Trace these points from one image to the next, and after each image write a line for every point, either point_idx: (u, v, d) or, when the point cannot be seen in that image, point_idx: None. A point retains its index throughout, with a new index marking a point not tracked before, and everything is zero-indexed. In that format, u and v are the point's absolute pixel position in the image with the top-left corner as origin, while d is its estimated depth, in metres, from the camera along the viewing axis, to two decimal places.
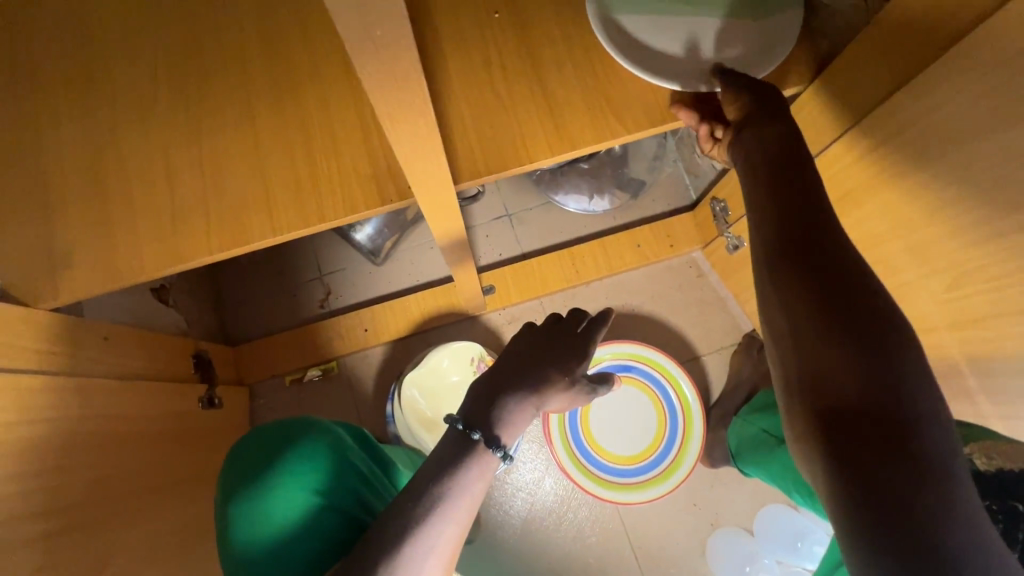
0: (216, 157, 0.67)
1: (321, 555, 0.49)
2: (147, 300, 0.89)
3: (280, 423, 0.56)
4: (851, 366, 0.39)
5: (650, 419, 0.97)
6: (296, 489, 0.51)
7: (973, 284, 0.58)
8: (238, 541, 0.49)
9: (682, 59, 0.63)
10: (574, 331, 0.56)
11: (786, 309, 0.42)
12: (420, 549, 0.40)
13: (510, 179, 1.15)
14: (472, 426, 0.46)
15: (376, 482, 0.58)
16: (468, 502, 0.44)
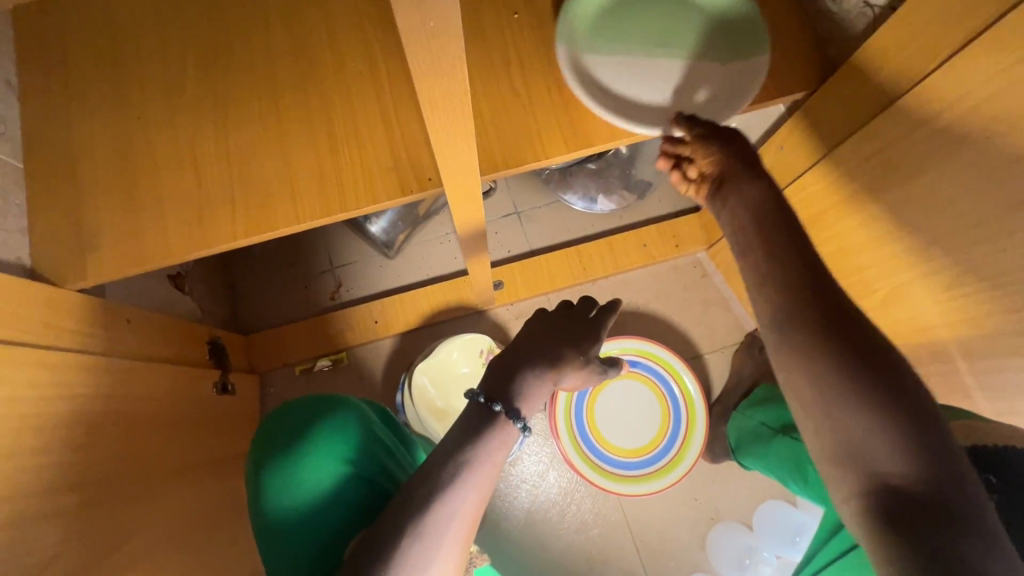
0: (243, 146, 0.69)
1: (349, 517, 0.55)
2: (166, 287, 0.91)
3: (311, 400, 0.62)
4: (886, 434, 0.41)
5: (654, 414, 0.98)
6: (327, 458, 0.57)
7: (972, 283, 0.60)
8: (276, 503, 0.55)
9: (644, 105, 0.68)
10: (585, 317, 0.61)
11: (810, 378, 0.44)
12: (444, 510, 0.46)
13: (521, 177, 1.17)
14: (493, 398, 0.52)
15: (396, 453, 0.64)
16: (490, 471, 0.49)
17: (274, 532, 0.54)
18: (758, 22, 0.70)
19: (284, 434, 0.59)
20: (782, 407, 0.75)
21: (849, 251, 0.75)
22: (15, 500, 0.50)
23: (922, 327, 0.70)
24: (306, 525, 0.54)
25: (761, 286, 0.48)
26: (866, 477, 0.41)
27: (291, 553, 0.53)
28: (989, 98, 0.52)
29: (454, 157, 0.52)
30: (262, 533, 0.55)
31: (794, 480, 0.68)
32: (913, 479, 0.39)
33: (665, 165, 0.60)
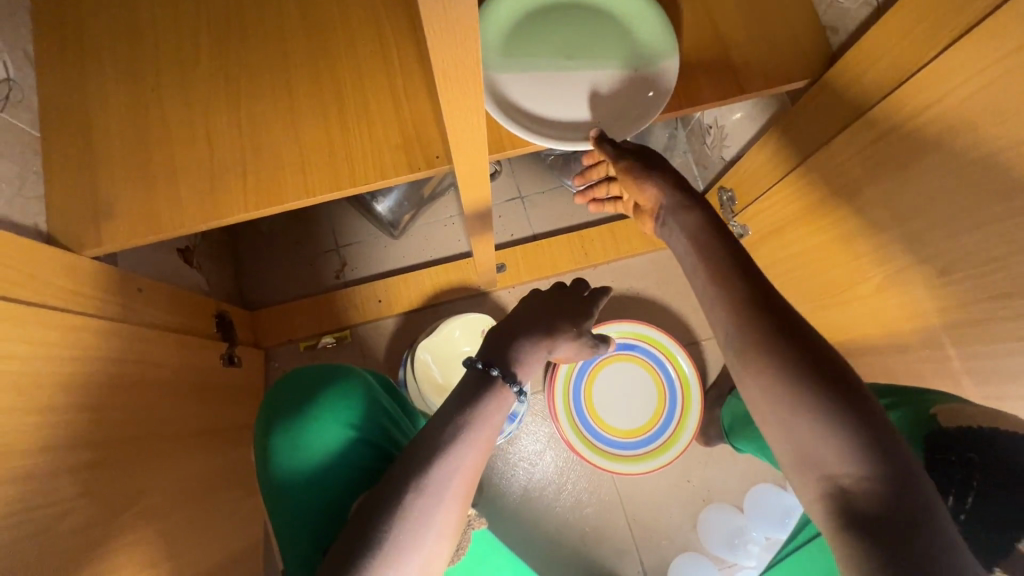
0: (254, 120, 0.71)
1: (358, 479, 0.57)
2: (175, 259, 0.93)
3: (318, 368, 0.64)
4: (837, 438, 0.42)
5: (652, 397, 1.00)
6: (334, 423, 0.59)
7: (961, 270, 0.62)
8: (286, 466, 0.57)
9: (561, 122, 0.67)
10: (581, 296, 0.66)
11: (763, 389, 0.46)
12: (448, 467, 0.51)
13: (524, 162, 1.18)
14: (490, 364, 0.57)
15: (400, 421, 0.66)
16: (490, 431, 0.54)
17: (283, 493, 0.56)
18: (666, 24, 0.69)
19: (289, 401, 0.61)
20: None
21: (844, 237, 0.77)
22: (34, 452, 0.52)
23: (912, 313, 0.71)
24: (315, 486, 0.56)
25: (715, 302, 0.50)
26: (821, 483, 0.43)
27: (300, 512, 0.55)
28: (987, 87, 0.54)
29: (464, 133, 0.53)
30: (271, 495, 0.57)
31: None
32: (868, 484, 0.40)
33: (584, 201, 0.76)
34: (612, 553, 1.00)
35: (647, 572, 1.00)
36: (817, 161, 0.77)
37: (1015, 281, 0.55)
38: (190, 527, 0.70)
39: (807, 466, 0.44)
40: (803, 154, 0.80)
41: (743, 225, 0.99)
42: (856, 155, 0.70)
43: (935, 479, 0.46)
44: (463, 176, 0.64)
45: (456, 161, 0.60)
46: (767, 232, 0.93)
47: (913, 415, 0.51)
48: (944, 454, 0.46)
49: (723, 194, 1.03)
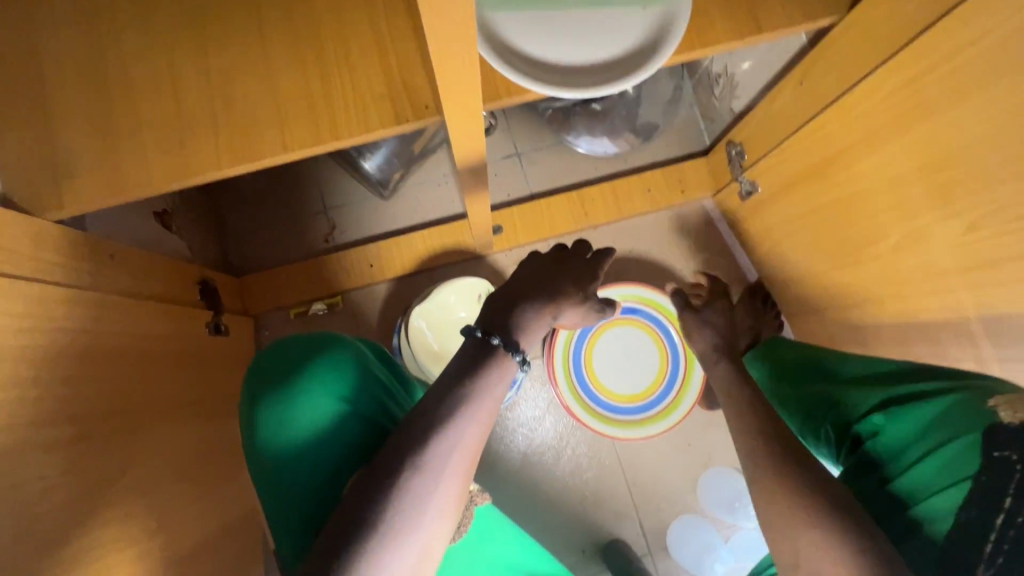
0: (224, 66, 0.64)
1: (351, 454, 0.54)
2: (152, 224, 0.87)
3: (305, 338, 0.61)
4: (836, 541, 0.46)
5: (654, 360, 0.98)
6: (323, 396, 0.56)
7: (991, 226, 0.58)
8: (270, 438, 0.54)
9: (565, 69, 0.61)
10: (584, 260, 0.69)
11: (774, 492, 0.52)
12: (446, 442, 0.52)
13: (520, 117, 1.12)
14: (490, 333, 0.58)
15: (395, 392, 0.63)
16: (490, 406, 0.56)
17: (270, 467, 0.53)
18: None
19: (274, 370, 0.57)
20: (799, 359, 0.72)
21: (863, 192, 0.72)
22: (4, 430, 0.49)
23: (931, 272, 0.68)
24: (304, 462, 0.53)
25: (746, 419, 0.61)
26: None
27: (290, 489, 0.53)
28: None
29: (456, 79, 0.48)
30: (256, 469, 0.54)
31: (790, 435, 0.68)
32: None
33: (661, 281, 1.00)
34: (611, 516, 1.00)
35: (646, 533, 1.00)
36: (835, 112, 0.72)
37: None
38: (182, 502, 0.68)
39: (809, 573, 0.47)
40: (821, 104, 0.74)
41: (752, 181, 0.94)
42: (882, 102, 0.65)
43: (994, 478, 0.45)
44: (457, 127, 0.58)
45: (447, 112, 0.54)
46: (779, 188, 0.88)
47: (967, 406, 0.50)
48: (1004, 451, 0.46)
49: (731, 149, 0.99)
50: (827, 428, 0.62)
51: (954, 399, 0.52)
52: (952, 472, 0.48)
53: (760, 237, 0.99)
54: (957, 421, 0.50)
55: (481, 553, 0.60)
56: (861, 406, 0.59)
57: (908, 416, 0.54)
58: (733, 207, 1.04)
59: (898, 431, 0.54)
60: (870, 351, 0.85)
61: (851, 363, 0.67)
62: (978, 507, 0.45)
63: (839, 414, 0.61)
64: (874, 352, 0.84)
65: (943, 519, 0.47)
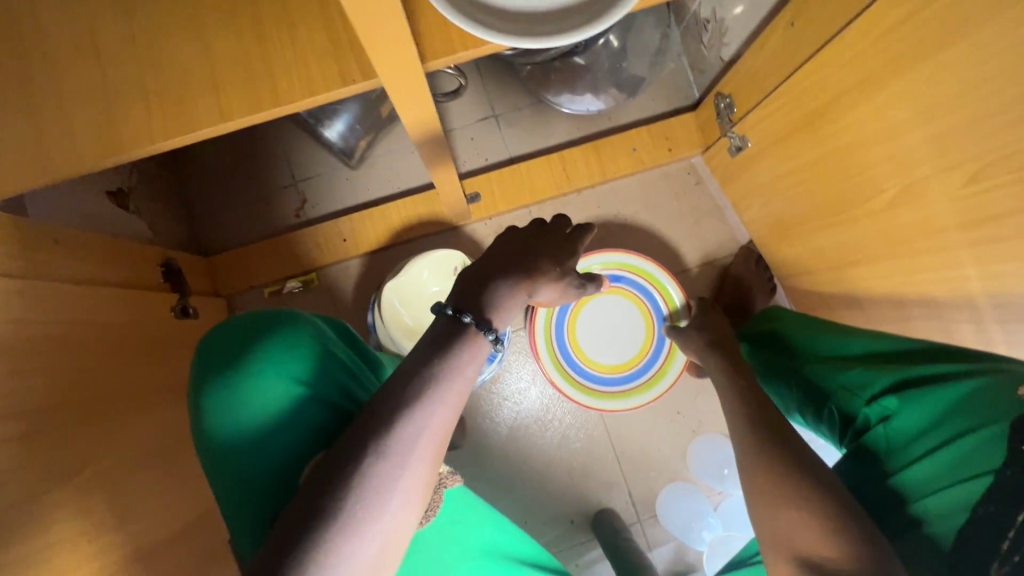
0: (151, 28, 0.58)
1: (307, 442, 0.51)
2: (106, 205, 0.83)
3: (257, 317, 0.56)
4: (809, 515, 0.48)
5: (640, 329, 0.95)
6: (275, 380, 0.51)
7: (993, 177, 0.53)
8: (219, 425, 0.50)
9: (528, 18, 0.53)
10: (562, 234, 0.64)
11: (756, 476, 0.54)
12: (412, 425, 0.48)
13: (496, 75, 1.05)
14: (461, 311, 0.54)
15: (360, 374, 0.60)
16: (460, 386, 0.51)
17: (219, 454, 0.50)
18: None
19: (226, 351, 0.53)
20: (806, 335, 0.71)
21: (857, 144, 0.67)
22: None
23: (929, 229, 0.63)
24: (257, 452, 0.50)
25: (735, 408, 0.63)
26: (792, 559, 0.48)
27: (242, 481, 0.49)
28: None
29: None
30: (206, 457, 0.50)
31: (800, 412, 0.67)
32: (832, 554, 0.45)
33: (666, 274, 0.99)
34: (600, 486, 0.99)
35: (635, 503, 0.99)
36: (826, 57, 0.65)
37: None
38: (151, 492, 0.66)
39: (780, 545, 0.49)
40: (812, 47, 0.68)
41: (742, 135, 0.88)
42: (877, 41, 0.58)
43: (1020, 474, 0.45)
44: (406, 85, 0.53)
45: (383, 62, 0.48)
46: (769, 142, 0.83)
47: (992, 393, 0.50)
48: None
49: (720, 101, 0.92)
50: (842, 409, 0.60)
51: (981, 386, 0.51)
52: (974, 464, 0.48)
53: (750, 195, 0.94)
54: (981, 408, 0.50)
55: (455, 536, 0.57)
56: (878, 388, 0.58)
57: (929, 402, 0.53)
58: (722, 164, 0.98)
59: (916, 416, 0.54)
60: (864, 313, 0.81)
61: (860, 338, 0.65)
62: (999, 504, 0.45)
63: (854, 395, 0.60)
64: (869, 315, 0.80)
65: (958, 513, 0.47)
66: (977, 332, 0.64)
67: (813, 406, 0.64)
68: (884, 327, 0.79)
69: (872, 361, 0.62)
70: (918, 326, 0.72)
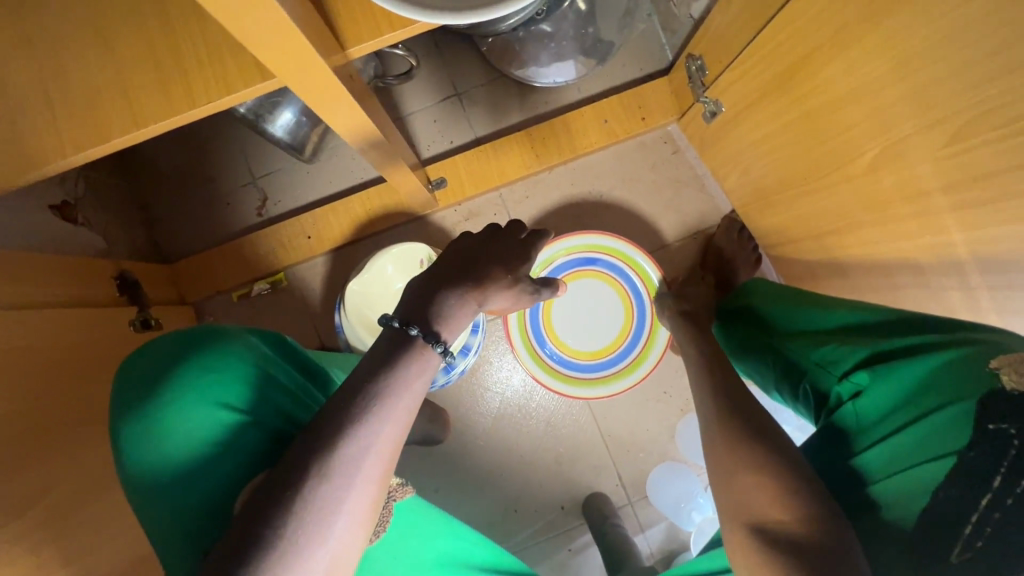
0: (48, 29, 0.53)
1: (240, 469, 0.49)
2: (49, 220, 0.79)
3: (183, 339, 0.53)
4: (772, 492, 0.46)
5: (618, 312, 0.91)
6: (202, 405, 0.49)
7: (976, 135, 0.48)
8: (144, 458, 0.47)
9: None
10: (518, 238, 0.61)
11: (725, 468, 0.51)
12: (356, 445, 0.45)
13: (455, 50, 0.98)
14: (410, 322, 0.51)
15: (301, 395, 0.58)
16: (408, 401, 0.48)
17: (145, 489, 0.47)
18: None
19: (151, 378, 0.51)
20: (781, 309, 0.67)
21: (832, 105, 0.61)
22: None
23: (912, 193, 0.58)
24: (181, 484, 0.47)
25: (708, 397, 0.60)
26: (749, 526, 0.46)
27: (166, 514, 0.47)
28: None
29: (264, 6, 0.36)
30: (130, 493, 0.48)
31: (777, 389, 0.64)
32: (789, 521, 0.44)
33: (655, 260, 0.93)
34: (587, 471, 0.98)
35: (625, 484, 0.98)
36: (796, 10, 0.59)
37: None
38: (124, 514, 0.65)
39: (739, 513, 0.47)
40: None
41: (716, 100, 0.83)
42: None
43: (984, 455, 0.43)
44: (326, 75, 0.48)
45: (283, 53, 0.43)
46: (744, 105, 0.77)
47: (966, 369, 0.46)
48: (1000, 424, 0.43)
49: (691, 63, 0.86)
50: (815, 387, 0.58)
51: (952, 361, 0.48)
52: (937, 445, 0.45)
53: (728, 162, 0.89)
54: (953, 386, 0.47)
55: (410, 549, 0.55)
56: (850, 363, 0.55)
57: (899, 379, 0.50)
58: (698, 130, 0.93)
59: (885, 396, 0.51)
60: (850, 280, 0.77)
61: (835, 311, 0.62)
62: (962, 487, 0.43)
63: (827, 372, 0.57)
64: (854, 283, 0.76)
65: (919, 498, 0.45)
66: (966, 300, 0.60)
67: (789, 383, 0.62)
68: (870, 297, 0.75)
69: (847, 335, 0.59)
70: (906, 295, 0.68)
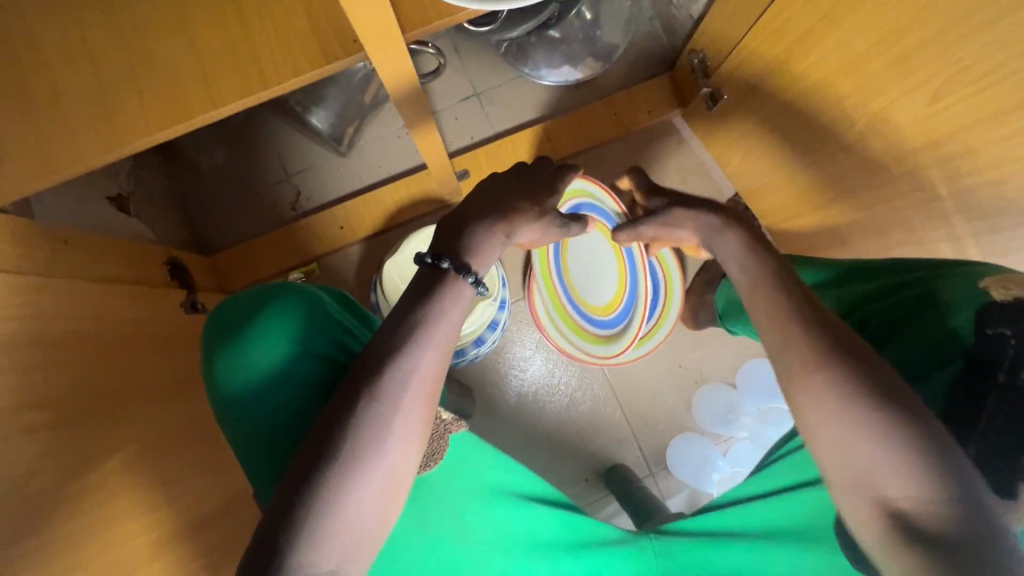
0: (137, 23, 0.60)
1: (307, 388, 0.62)
2: (107, 209, 0.85)
3: (256, 289, 0.66)
4: (900, 467, 0.41)
5: (612, 264, 0.96)
6: (275, 340, 0.62)
7: (955, 92, 0.55)
8: (232, 385, 0.62)
9: None
10: (543, 174, 0.68)
11: (817, 414, 0.45)
12: (400, 372, 0.50)
13: (473, 53, 1.06)
14: (440, 258, 0.56)
15: (354, 332, 0.69)
16: (446, 329, 0.54)
17: (234, 408, 0.62)
18: None
19: (229, 323, 0.63)
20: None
21: (826, 80, 0.69)
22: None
23: (899, 155, 0.66)
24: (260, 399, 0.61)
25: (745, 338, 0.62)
26: (876, 507, 0.42)
27: (252, 425, 0.61)
28: None
29: None
30: (224, 412, 0.62)
31: None
32: (921, 504, 0.40)
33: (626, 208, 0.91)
34: (610, 442, 1.03)
35: (646, 457, 1.02)
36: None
37: (1009, 98, 0.51)
38: (193, 471, 0.69)
39: (860, 490, 0.43)
40: None
41: (717, 88, 0.91)
42: None
43: None
44: (395, 44, 0.57)
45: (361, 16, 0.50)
46: (745, 90, 0.85)
47: (960, 283, 0.51)
48: (998, 330, 0.47)
49: (693, 57, 0.94)
50: None
51: (948, 282, 0.52)
52: (947, 352, 0.50)
53: (732, 146, 0.96)
54: (949, 299, 0.51)
55: (465, 481, 0.65)
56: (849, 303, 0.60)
57: (897, 305, 0.55)
58: (700, 119, 1.00)
59: (885, 320, 0.55)
60: (849, 247, 0.84)
61: (834, 265, 0.67)
62: None
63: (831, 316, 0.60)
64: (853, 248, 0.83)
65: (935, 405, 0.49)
66: (953, 248, 0.67)
67: None
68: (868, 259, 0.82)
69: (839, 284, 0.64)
70: (900, 252, 0.75)
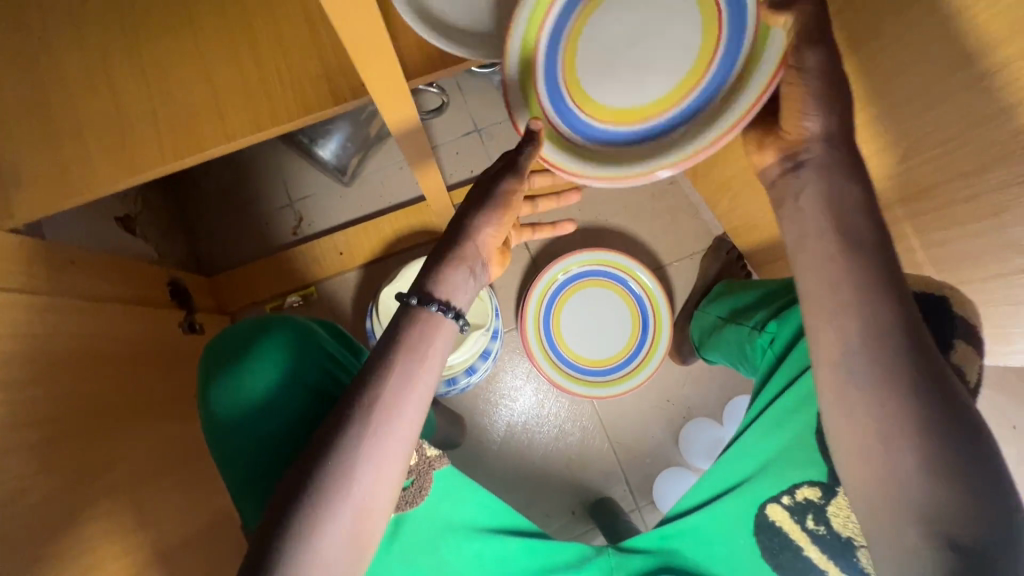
0: (158, 59, 0.64)
1: (295, 417, 0.63)
2: (112, 229, 0.88)
3: (251, 321, 0.68)
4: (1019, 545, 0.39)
5: (690, 33, 0.53)
6: (267, 367, 0.64)
7: (927, 150, 0.59)
8: (225, 410, 0.63)
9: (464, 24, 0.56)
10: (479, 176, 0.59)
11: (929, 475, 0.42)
12: (382, 406, 0.51)
13: (477, 92, 1.11)
14: (411, 293, 0.54)
15: (343, 363, 0.70)
16: (428, 365, 0.53)
17: (225, 432, 0.63)
18: None
19: (223, 351, 0.65)
20: (735, 300, 0.78)
21: None
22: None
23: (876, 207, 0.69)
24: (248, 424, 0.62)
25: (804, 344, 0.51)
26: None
27: (238, 449, 0.62)
28: None
29: (353, 25, 0.46)
30: (215, 437, 0.63)
31: (740, 365, 0.74)
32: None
33: None
34: (597, 474, 1.03)
35: (633, 490, 1.03)
36: None
37: (972, 159, 0.55)
38: (179, 492, 0.70)
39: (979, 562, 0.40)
40: None
41: None
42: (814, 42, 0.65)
43: None
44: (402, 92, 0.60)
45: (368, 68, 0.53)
46: None
47: None
48: None
49: None
50: (752, 346, 0.70)
51: None
52: None
53: (723, 189, 1.00)
54: None
55: (440, 510, 0.66)
56: (766, 315, 0.69)
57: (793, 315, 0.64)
58: None
59: (788, 328, 0.65)
60: None
61: (766, 285, 0.75)
62: None
63: (756, 332, 0.69)
64: None
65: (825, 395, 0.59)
66: None
67: (746, 359, 0.72)
68: None
69: (764, 299, 0.73)
70: None
